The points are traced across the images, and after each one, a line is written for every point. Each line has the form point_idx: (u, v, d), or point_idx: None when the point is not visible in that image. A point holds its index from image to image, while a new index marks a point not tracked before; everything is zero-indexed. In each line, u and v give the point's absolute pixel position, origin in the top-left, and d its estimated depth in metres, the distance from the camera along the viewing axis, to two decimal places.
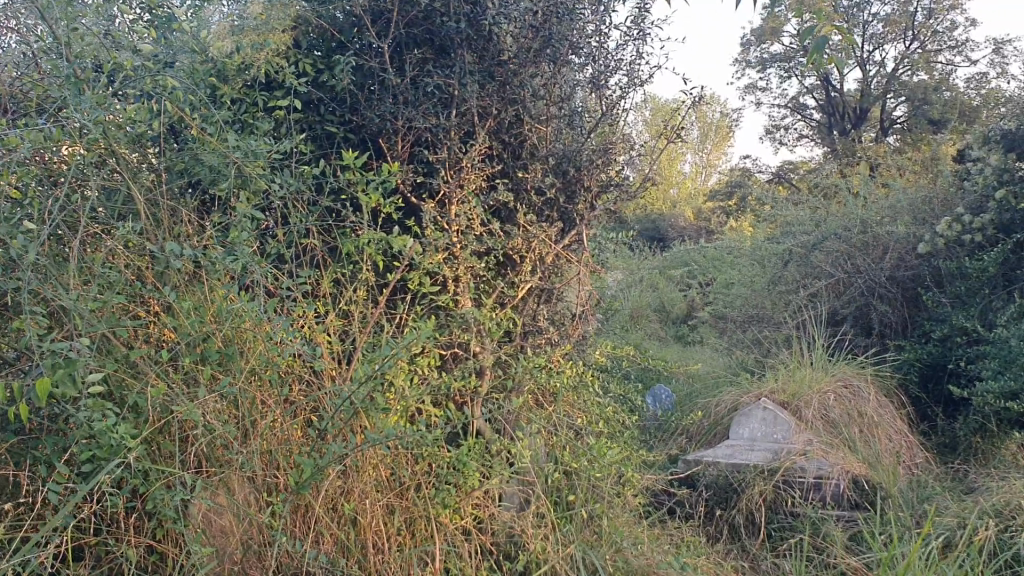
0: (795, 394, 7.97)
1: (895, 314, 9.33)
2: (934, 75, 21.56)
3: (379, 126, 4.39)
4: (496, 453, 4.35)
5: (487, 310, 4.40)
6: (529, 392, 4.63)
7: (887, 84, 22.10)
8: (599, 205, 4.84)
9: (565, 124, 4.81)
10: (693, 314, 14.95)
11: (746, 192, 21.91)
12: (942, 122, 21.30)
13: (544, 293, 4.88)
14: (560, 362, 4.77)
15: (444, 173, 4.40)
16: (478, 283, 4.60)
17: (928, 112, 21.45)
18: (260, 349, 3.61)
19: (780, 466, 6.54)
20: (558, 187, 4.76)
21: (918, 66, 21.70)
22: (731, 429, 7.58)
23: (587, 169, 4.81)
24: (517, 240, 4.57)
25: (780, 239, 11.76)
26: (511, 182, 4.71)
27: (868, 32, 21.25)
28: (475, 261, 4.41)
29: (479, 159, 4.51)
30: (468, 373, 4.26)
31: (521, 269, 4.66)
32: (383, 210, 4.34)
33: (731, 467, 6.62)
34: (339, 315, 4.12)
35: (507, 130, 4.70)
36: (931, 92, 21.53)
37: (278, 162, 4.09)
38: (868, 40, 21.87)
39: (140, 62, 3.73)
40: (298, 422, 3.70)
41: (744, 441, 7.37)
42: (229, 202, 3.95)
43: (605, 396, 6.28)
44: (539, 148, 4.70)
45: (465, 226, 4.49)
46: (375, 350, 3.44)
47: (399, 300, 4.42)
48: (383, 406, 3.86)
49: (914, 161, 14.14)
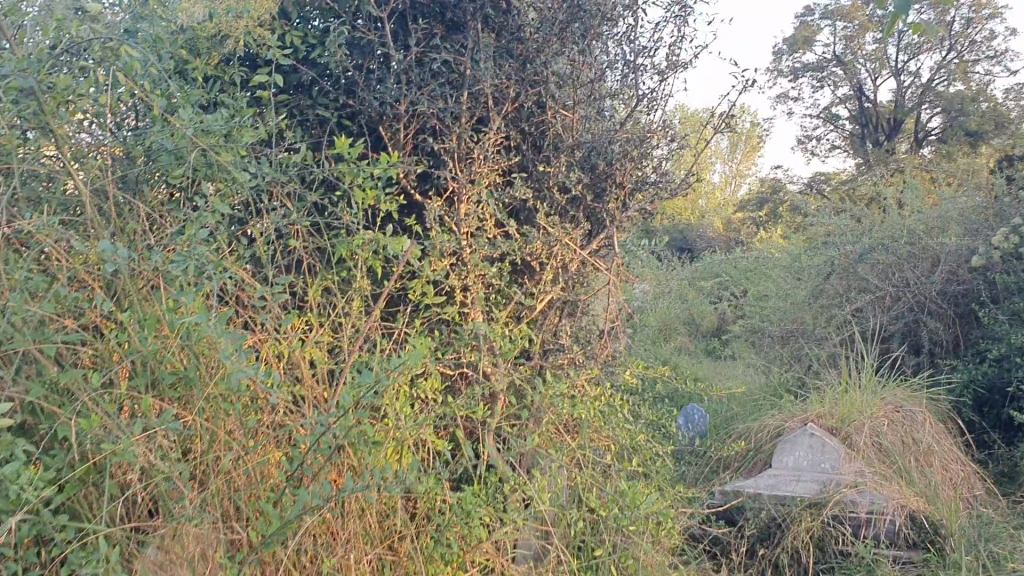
0: (844, 419, 7.25)
1: (945, 332, 8.59)
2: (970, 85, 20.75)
3: (378, 111, 3.77)
4: (510, 494, 3.72)
5: (500, 326, 3.78)
6: (549, 421, 4.00)
7: (922, 94, 21.30)
8: (633, 204, 4.20)
9: (595, 111, 4.17)
10: (724, 327, 14.22)
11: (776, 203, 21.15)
12: (979, 134, 20.45)
13: (567, 305, 4.23)
14: (585, 386, 4.13)
15: (452, 165, 3.79)
16: (492, 293, 3.99)
17: (964, 123, 20.60)
18: (224, 372, 2.98)
19: (829, 499, 5.74)
20: (586, 182, 4.12)
21: (954, 76, 20.90)
22: (774, 457, 6.89)
23: (619, 163, 4.16)
24: (537, 245, 3.94)
25: (821, 250, 11.01)
26: (531, 177, 4.09)
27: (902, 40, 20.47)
28: (487, 267, 3.80)
29: (494, 150, 3.89)
30: (481, 399, 3.61)
31: (541, 278, 4.03)
32: (380, 208, 3.73)
33: (774, 500, 5.85)
34: (326, 329, 3.50)
35: (527, 118, 4.08)
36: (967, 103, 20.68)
37: (258, 148, 3.50)
38: (903, 49, 21.09)
39: (89, 25, 3.14)
40: (271, 459, 3.07)
41: (789, 470, 6.67)
42: (197, 195, 3.35)
43: (633, 421, 5.62)
44: (565, 138, 4.07)
45: (476, 228, 3.88)
46: (359, 373, 2.79)
47: (399, 312, 3.81)
48: (373, 440, 3.23)
49: (956, 171, 13.37)
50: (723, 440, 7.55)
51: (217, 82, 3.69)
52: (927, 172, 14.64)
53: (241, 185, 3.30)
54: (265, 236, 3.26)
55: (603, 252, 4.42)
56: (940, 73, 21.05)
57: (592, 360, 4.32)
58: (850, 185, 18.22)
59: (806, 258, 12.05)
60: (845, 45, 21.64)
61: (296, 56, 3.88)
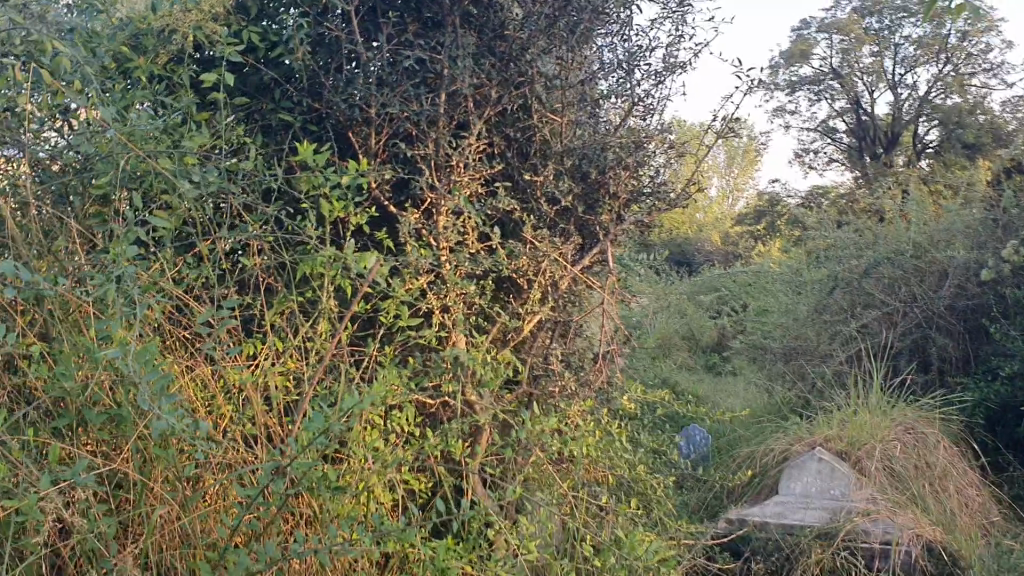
0: (854, 442, 6.82)
1: (955, 349, 8.16)
2: (967, 98, 20.47)
3: (346, 114, 3.41)
4: (493, 539, 3.35)
5: (482, 350, 3.41)
6: (538, 457, 3.62)
7: (919, 107, 20.99)
8: (629, 216, 3.82)
9: (586, 115, 3.81)
10: (724, 343, 13.80)
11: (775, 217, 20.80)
12: (977, 146, 20.10)
13: (558, 327, 3.85)
14: (578, 417, 3.74)
15: (428, 174, 3.42)
16: (474, 314, 3.62)
17: (962, 135, 20.25)
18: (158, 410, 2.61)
19: (840, 529, 5.33)
20: (578, 192, 3.75)
21: (951, 89, 20.60)
22: (781, 483, 6.50)
23: (614, 171, 3.78)
24: (522, 260, 3.57)
25: (824, 264, 10.59)
26: (517, 186, 3.72)
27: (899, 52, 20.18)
28: (468, 286, 3.43)
29: (475, 157, 3.53)
30: (463, 435, 3.24)
31: (528, 297, 3.66)
32: (349, 221, 3.36)
33: (781, 529, 5.45)
34: (287, 356, 3.14)
35: (512, 123, 3.72)
36: (965, 115, 20.34)
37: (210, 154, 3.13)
38: (899, 63, 20.84)
39: (10, 16, 2.78)
40: (216, 508, 2.71)
41: (796, 497, 6.29)
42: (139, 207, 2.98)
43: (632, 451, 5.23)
44: (553, 144, 3.70)
45: (456, 243, 3.51)
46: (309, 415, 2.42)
47: (372, 337, 3.44)
48: (336, 486, 2.86)
49: (956, 185, 13.01)
50: (726, 465, 7.15)
51: (168, 84, 3.35)
52: (925, 185, 14.28)
53: (187, 194, 2.94)
54: (214, 253, 2.90)
55: (598, 268, 4.03)
56: (938, 85, 20.74)
57: (587, 388, 3.92)
58: (848, 199, 17.86)
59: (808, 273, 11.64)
60: (842, 58, 21.31)
61: (257, 56, 3.54)
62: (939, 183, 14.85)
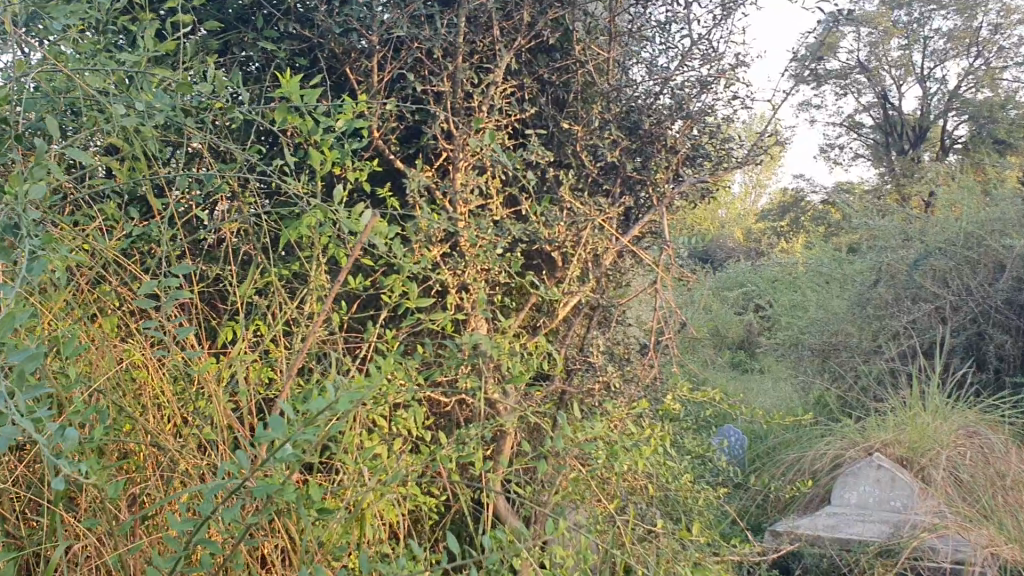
0: (915, 449, 6.01)
1: (1014, 347, 7.15)
2: (1000, 92, 19.52)
3: (345, 43, 2.80)
4: (520, 570, 2.68)
5: (507, 338, 2.76)
6: (574, 467, 2.96)
7: (949, 101, 19.99)
8: (687, 177, 3.15)
9: (634, 55, 3.17)
10: (751, 341, 13.02)
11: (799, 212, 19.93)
12: (1009, 143, 19.09)
13: (599, 312, 3.19)
14: (619, 420, 3.08)
15: (443, 118, 2.79)
16: (497, 293, 2.98)
17: (994, 131, 19.26)
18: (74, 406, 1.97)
19: (903, 545, 4.54)
20: (626, 145, 3.10)
21: (983, 83, 19.65)
22: (833, 492, 5.59)
23: (669, 120, 3.12)
24: (557, 228, 2.92)
25: (862, 255, 9.78)
26: (552, 139, 3.09)
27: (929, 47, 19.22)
28: (490, 258, 2.79)
29: (500, 99, 2.89)
30: (489, 439, 2.61)
31: (564, 274, 3.01)
32: (346, 175, 2.73)
33: (836, 545, 4.75)
34: (266, 341, 2.50)
35: (547, 62, 3.08)
36: (997, 110, 19.34)
37: (171, 86, 2.51)
38: (929, 56, 19.88)
39: None
40: (156, 537, 2.09)
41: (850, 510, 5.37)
42: (78, 147, 2.36)
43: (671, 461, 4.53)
44: (595, 86, 3.06)
45: (477, 206, 2.87)
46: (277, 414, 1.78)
47: (373, 319, 2.81)
48: (319, 508, 2.23)
49: (1000, 180, 12.07)
50: (769, 470, 6.47)
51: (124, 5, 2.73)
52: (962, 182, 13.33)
53: (133, 128, 2.28)
54: (165, 204, 2.27)
55: (646, 242, 3.36)
56: (969, 79, 19.75)
57: (632, 385, 3.25)
58: (874, 195, 16.92)
59: (843, 266, 10.83)
60: (871, 51, 20.28)
61: None
62: (974, 181, 13.90)
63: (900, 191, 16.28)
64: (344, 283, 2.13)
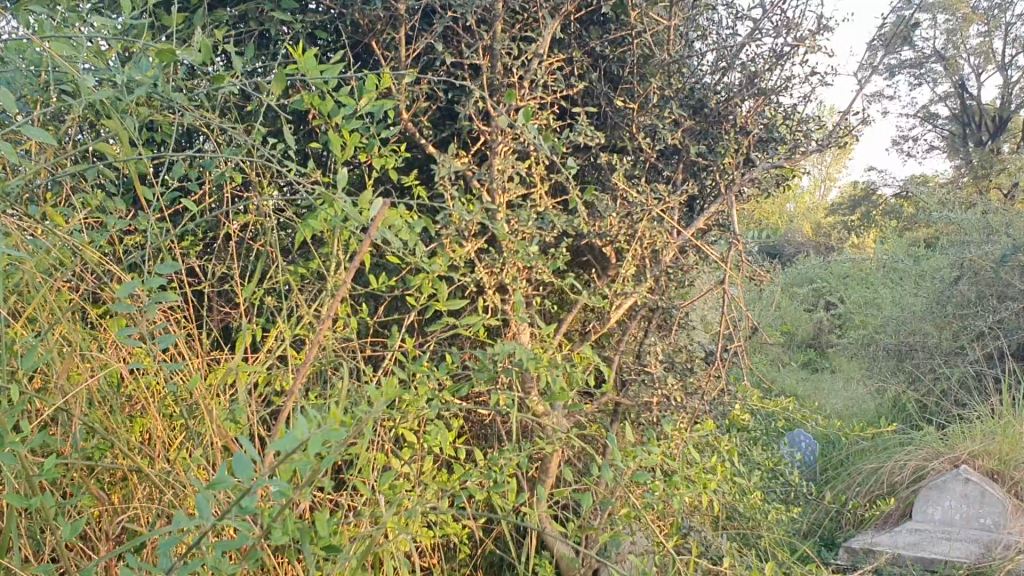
0: (1007, 460, 5.34)
1: None
2: None
3: (368, 13, 2.49)
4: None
5: (550, 344, 2.43)
6: (629, 492, 2.61)
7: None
8: (760, 161, 2.77)
9: (698, 24, 2.79)
10: (821, 340, 12.38)
11: (873, 205, 19.10)
12: None
13: (658, 314, 2.83)
14: (680, 437, 2.72)
15: (478, 96, 2.46)
16: (540, 293, 2.65)
17: None
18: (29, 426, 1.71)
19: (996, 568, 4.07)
20: (689, 125, 2.73)
21: None
22: (915, 507, 4.84)
23: (739, 97, 2.75)
24: (609, 220, 2.57)
25: (942, 249, 9.13)
26: (603, 119, 2.74)
27: (1012, 33, 18.06)
28: (531, 255, 2.46)
29: (544, 74, 2.55)
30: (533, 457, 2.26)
31: (617, 272, 2.66)
32: (371, 161, 2.43)
33: (919, 566, 4.33)
34: (276, 348, 2.20)
35: (598, 32, 2.73)
36: None
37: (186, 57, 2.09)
38: (1013, 42, 18.68)
39: None
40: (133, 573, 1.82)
41: (933, 527, 4.65)
42: (62, 128, 2.08)
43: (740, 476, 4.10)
44: (653, 60, 2.70)
45: (516, 195, 2.54)
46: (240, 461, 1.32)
47: (400, 324, 2.51)
48: (326, 548, 1.92)
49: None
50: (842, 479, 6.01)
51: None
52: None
53: (113, 105, 1.96)
54: (151, 195, 1.98)
55: (712, 235, 2.98)
56: None
57: (695, 397, 2.88)
58: (953, 187, 15.95)
59: (920, 261, 10.18)
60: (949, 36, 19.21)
61: None
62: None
63: (981, 183, 15.31)
64: (347, 286, 1.81)
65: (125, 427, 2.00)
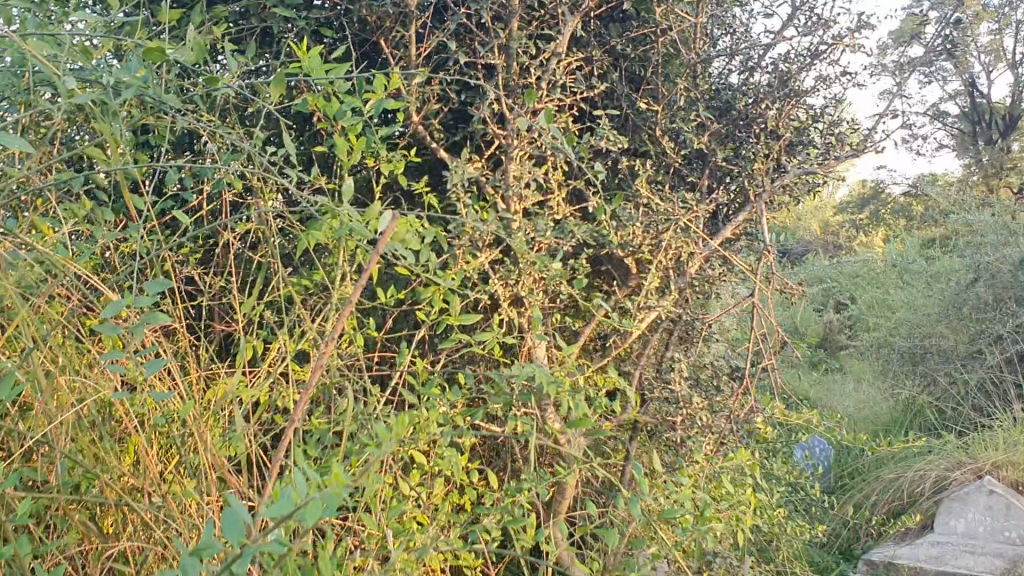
0: None
1: None
2: None
3: (377, 10, 2.34)
4: None
5: (569, 362, 2.28)
6: (652, 519, 2.46)
7: None
8: (791, 166, 2.61)
9: (726, 21, 2.64)
10: (833, 341, 12.20)
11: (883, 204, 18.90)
12: None
13: (681, 328, 2.68)
14: (706, 459, 2.56)
15: (493, 98, 2.32)
16: (557, 307, 2.50)
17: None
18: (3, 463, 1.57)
19: None
20: (715, 128, 2.58)
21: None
22: (934, 519, 4.54)
23: (768, 99, 2.59)
24: (632, 230, 2.42)
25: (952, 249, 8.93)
26: (624, 123, 2.59)
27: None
28: (549, 267, 2.31)
29: (563, 74, 2.40)
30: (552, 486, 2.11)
31: (639, 284, 2.51)
32: (378, 167, 2.28)
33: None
34: (279, 367, 2.04)
35: (619, 29, 2.58)
36: None
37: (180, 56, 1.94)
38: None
39: None
40: None
41: (956, 539, 4.36)
42: (47, 133, 1.94)
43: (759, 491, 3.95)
44: (678, 59, 2.55)
45: (533, 202, 2.39)
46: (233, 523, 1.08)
47: (410, 339, 2.36)
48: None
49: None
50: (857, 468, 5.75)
51: None
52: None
53: (101, 109, 1.82)
54: (141, 204, 1.84)
55: (738, 245, 2.82)
56: None
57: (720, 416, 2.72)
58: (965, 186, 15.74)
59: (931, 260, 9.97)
60: None
61: None
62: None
63: (994, 182, 15.11)
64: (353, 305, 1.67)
65: (116, 455, 1.86)
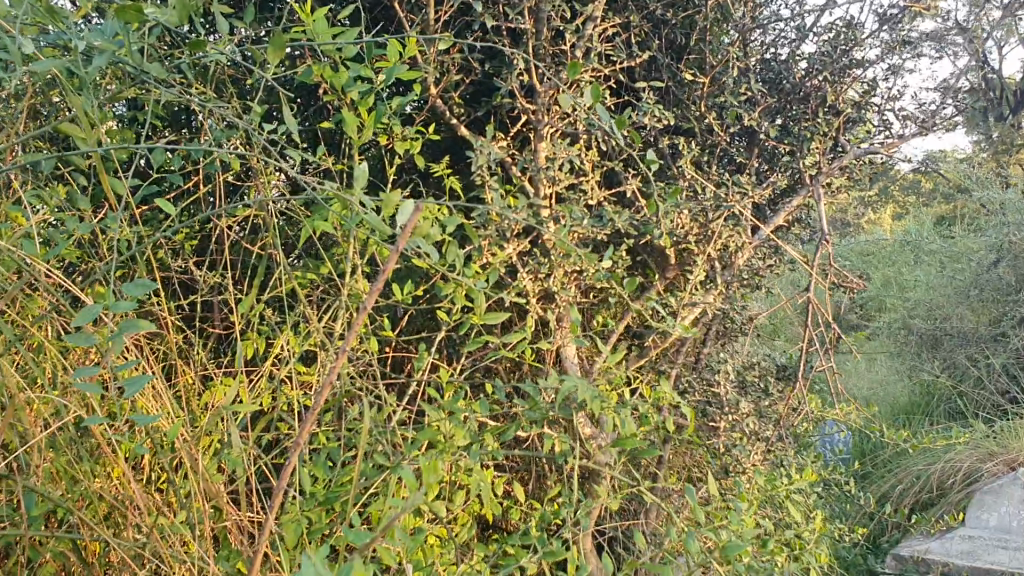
0: None
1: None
2: None
3: None
4: None
5: (608, 366, 2.03)
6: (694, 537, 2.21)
7: None
8: (850, 145, 2.37)
9: None
10: None
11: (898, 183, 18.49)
12: None
13: (724, 323, 2.42)
14: (754, 469, 2.31)
15: (522, 67, 2.06)
16: (593, 303, 2.25)
17: None
18: None
19: None
20: (768, 102, 2.32)
21: None
22: (967, 514, 4.12)
23: (826, 70, 2.34)
24: (677, 217, 2.16)
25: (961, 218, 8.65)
26: (665, 96, 2.33)
27: None
28: (583, 258, 2.06)
29: (600, 42, 2.14)
30: (599, 506, 1.87)
31: (681, 275, 2.25)
32: (393, 144, 2.03)
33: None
34: (283, 375, 1.79)
35: None
36: None
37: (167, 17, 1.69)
38: None
39: None
40: None
41: (988, 532, 3.93)
42: (14, 105, 1.69)
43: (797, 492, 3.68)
44: (726, 24, 2.29)
45: (566, 186, 2.13)
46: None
47: (428, 339, 2.12)
48: None
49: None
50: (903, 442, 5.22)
51: None
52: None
53: (72, 79, 1.57)
54: (121, 190, 1.59)
55: (786, 231, 2.57)
56: None
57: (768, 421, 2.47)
58: None
59: (939, 231, 9.67)
60: None
61: None
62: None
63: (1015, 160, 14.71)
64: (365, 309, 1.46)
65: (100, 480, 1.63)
